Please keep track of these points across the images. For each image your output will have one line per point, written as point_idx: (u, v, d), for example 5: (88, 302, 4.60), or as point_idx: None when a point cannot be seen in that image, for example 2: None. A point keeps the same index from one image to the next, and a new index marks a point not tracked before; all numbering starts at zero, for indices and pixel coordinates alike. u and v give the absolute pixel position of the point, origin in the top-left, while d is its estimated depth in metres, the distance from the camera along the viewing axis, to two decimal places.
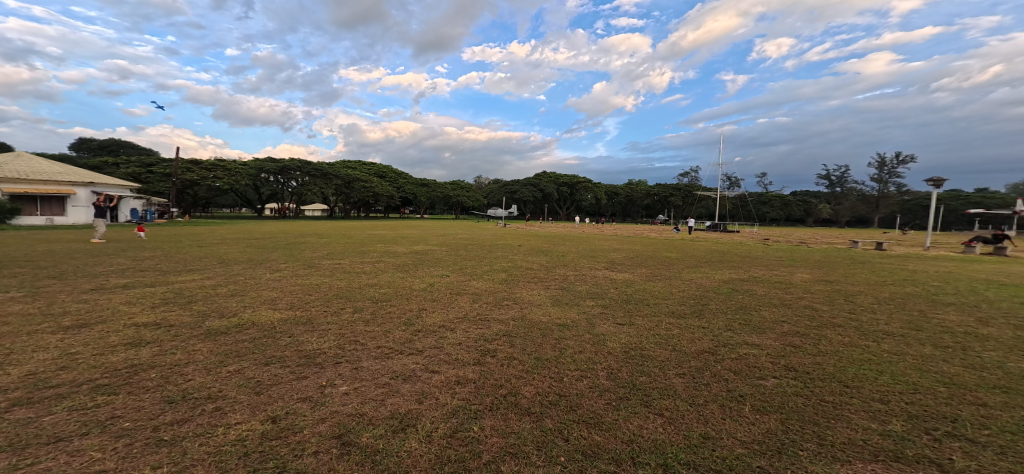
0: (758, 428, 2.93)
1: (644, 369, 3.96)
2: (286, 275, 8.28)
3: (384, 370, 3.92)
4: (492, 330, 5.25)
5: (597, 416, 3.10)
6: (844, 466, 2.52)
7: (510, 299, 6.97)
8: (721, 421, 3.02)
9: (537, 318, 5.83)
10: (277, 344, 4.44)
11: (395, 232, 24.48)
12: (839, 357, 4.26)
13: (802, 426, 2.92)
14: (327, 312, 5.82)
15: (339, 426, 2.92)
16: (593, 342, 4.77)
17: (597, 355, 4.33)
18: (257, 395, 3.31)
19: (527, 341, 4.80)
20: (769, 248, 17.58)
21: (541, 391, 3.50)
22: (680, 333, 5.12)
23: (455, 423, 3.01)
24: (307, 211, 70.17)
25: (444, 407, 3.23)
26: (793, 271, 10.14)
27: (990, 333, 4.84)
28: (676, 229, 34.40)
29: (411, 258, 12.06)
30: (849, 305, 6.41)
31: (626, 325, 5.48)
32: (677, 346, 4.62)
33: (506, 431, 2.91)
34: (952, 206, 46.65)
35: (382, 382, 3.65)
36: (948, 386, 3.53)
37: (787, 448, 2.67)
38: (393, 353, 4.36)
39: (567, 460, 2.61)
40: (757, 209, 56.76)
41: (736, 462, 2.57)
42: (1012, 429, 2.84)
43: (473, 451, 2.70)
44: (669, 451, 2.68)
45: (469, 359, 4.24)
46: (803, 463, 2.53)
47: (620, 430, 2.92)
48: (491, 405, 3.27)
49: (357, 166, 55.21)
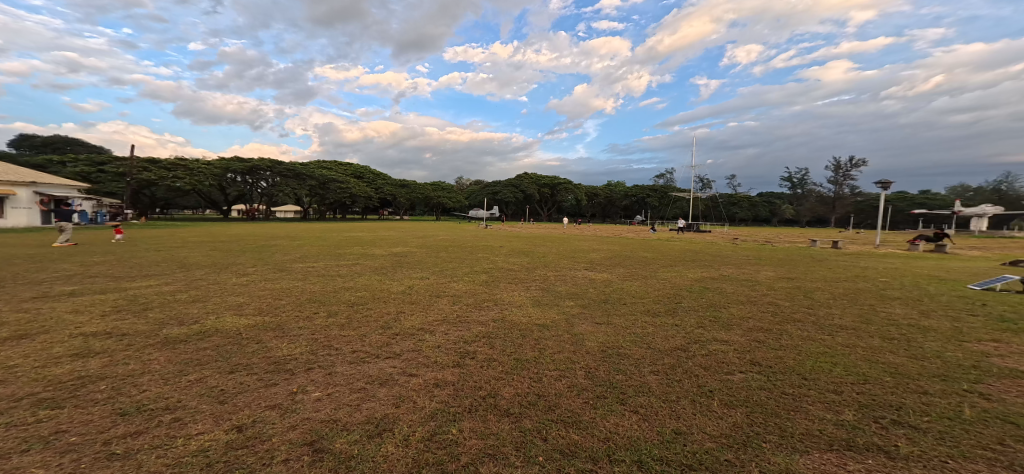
0: (725, 422, 3.05)
1: (620, 367, 4.05)
2: (254, 280, 7.96)
3: (359, 375, 3.84)
4: (472, 331, 5.25)
5: (575, 415, 3.14)
6: (803, 456, 2.64)
7: (490, 300, 7.01)
8: (692, 416, 3.12)
9: (517, 318, 5.87)
10: (244, 351, 4.28)
11: (373, 234, 24.03)
12: (798, 351, 4.48)
13: (765, 419, 3.07)
14: (298, 317, 5.65)
15: (311, 433, 2.85)
16: (572, 342, 4.84)
17: (575, 355, 4.39)
18: (221, 404, 3.18)
19: (506, 342, 4.83)
20: (739, 247, 18.26)
21: (520, 391, 3.52)
22: (654, 331, 5.27)
23: (433, 427, 2.98)
24: (278, 212, 68.52)
25: (423, 411, 3.20)
26: (758, 269, 10.62)
27: (930, 324, 5.21)
28: (650, 229, 35.53)
29: (391, 260, 11.88)
30: (808, 301, 6.75)
31: (604, 324, 5.58)
32: (652, 344, 4.75)
33: (485, 433, 2.91)
34: (899, 206, 50.02)
35: (358, 387, 3.58)
36: (895, 375, 3.77)
37: (752, 441, 2.79)
38: (370, 357, 4.28)
39: (546, 460, 2.63)
40: (727, 209, 59.00)
41: (705, 456, 2.66)
42: (950, 415, 3.07)
43: (451, 453, 2.69)
44: (643, 447, 2.75)
45: (448, 361, 4.22)
46: (766, 454, 2.65)
47: (597, 428, 2.98)
48: (470, 407, 3.27)
49: (331, 165, 53.90)
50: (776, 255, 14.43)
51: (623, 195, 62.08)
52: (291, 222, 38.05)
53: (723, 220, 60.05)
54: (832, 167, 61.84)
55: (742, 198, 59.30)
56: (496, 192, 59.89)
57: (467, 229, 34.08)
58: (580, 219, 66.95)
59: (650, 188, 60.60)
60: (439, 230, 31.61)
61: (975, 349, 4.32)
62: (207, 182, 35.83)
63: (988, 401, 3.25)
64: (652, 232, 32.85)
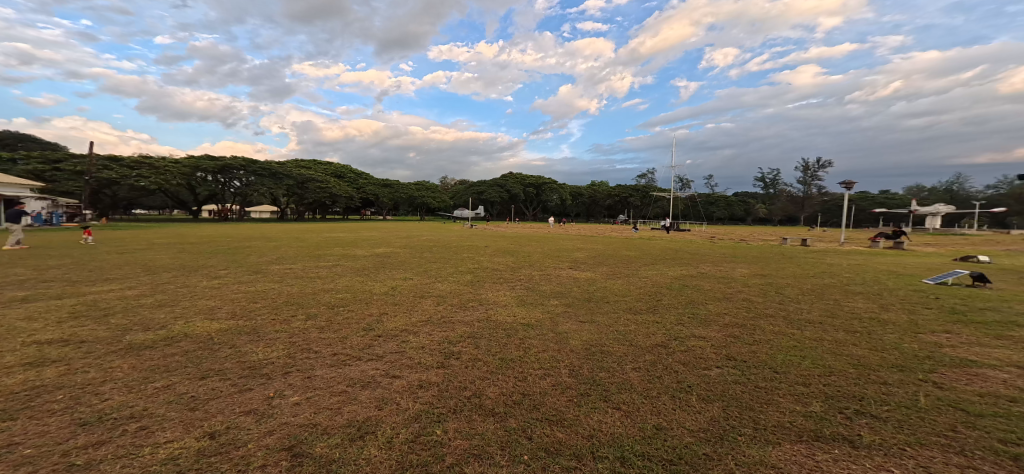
0: (703, 416, 3.13)
1: (603, 365, 4.11)
2: (227, 282, 7.70)
3: (339, 378, 3.78)
4: (457, 331, 5.22)
5: (559, 413, 3.18)
6: (775, 448, 2.74)
7: (475, 300, 7.00)
8: (672, 411, 3.20)
9: (502, 318, 5.88)
10: (216, 356, 4.15)
11: (354, 235, 23.53)
12: (771, 345, 4.64)
13: (740, 413, 3.18)
14: (276, 320, 5.49)
15: (289, 437, 2.79)
16: (557, 340, 4.89)
17: (560, 353, 4.44)
18: (192, 411, 3.08)
19: (491, 342, 4.84)
20: (716, 245, 18.76)
21: (505, 391, 3.53)
22: (636, 328, 5.37)
23: (417, 428, 2.96)
24: (253, 212, 66.46)
25: (407, 412, 3.17)
26: (735, 266, 10.93)
27: (889, 317, 5.50)
28: (631, 228, 36.00)
29: (373, 261, 11.70)
30: (780, 297, 7.00)
31: (588, 323, 5.64)
32: (634, 341, 4.84)
33: (470, 433, 2.91)
34: (863, 205, 52.56)
35: (339, 390, 3.52)
36: (857, 367, 3.96)
37: (728, 435, 2.88)
38: (351, 360, 4.21)
39: (531, 458, 2.65)
40: (705, 209, 60.53)
41: (684, 450, 2.72)
42: (908, 404, 3.25)
43: (436, 454, 2.67)
44: (626, 443, 2.80)
45: (432, 362, 4.19)
46: (741, 447, 2.74)
47: (581, 425, 3.02)
48: (454, 408, 3.26)
49: (309, 164, 52.63)
50: (750, 252, 14.87)
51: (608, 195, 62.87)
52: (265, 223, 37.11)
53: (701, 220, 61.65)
54: (802, 167, 64.33)
55: (718, 197, 60.97)
56: (481, 192, 59.73)
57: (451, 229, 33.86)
58: (564, 218, 67.42)
59: (631, 188, 61.65)
60: (421, 230, 31.43)
61: (929, 340, 4.58)
62: (175, 181, 34.41)
63: (940, 390, 3.45)
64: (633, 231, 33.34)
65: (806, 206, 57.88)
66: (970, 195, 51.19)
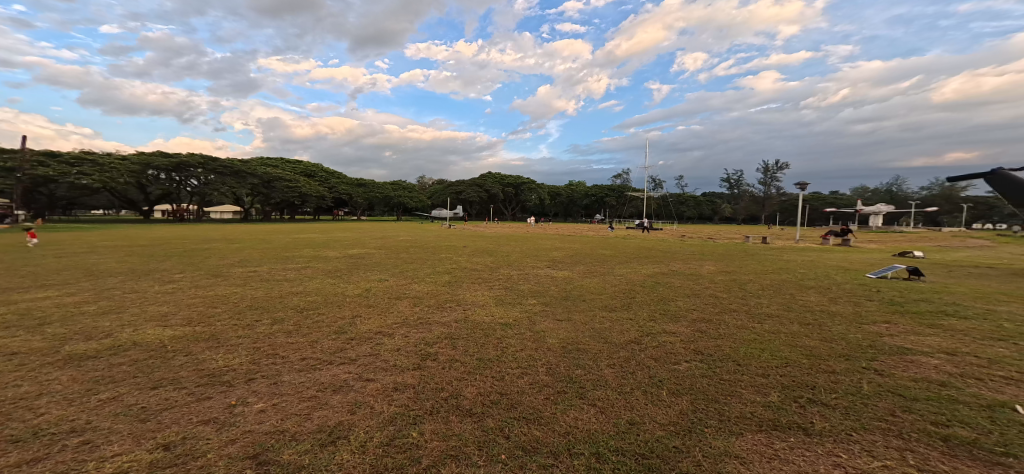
0: (673, 410, 3.24)
1: (579, 362, 4.18)
2: (182, 287, 7.30)
3: (309, 383, 3.67)
4: (433, 333, 5.17)
5: (536, 412, 3.20)
6: (738, 438, 2.86)
7: (452, 300, 6.94)
8: (644, 406, 3.28)
9: (480, 318, 5.86)
10: (170, 365, 3.94)
11: (324, 235, 22.72)
12: (734, 339, 4.85)
13: (707, 405, 3.30)
14: (237, 326, 5.26)
15: (254, 445, 2.70)
16: (534, 339, 4.93)
17: (537, 352, 4.48)
18: (143, 423, 2.91)
19: (468, 342, 4.82)
20: (686, 243, 19.35)
21: (483, 391, 3.53)
22: (610, 325, 5.48)
23: (391, 431, 2.91)
24: (213, 212, 63.32)
25: (381, 416, 3.11)
26: (702, 264, 11.32)
27: (838, 309, 5.86)
28: (607, 226, 36.66)
29: (346, 262, 11.42)
30: (743, 292, 7.32)
31: (565, 321, 5.72)
32: (609, 338, 4.94)
33: (446, 434, 2.89)
34: (818, 205, 55.79)
35: (308, 395, 3.42)
36: (810, 357, 4.19)
37: (696, 427, 2.98)
38: (322, 364, 4.09)
39: (508, 457, 2.65)
40: (676, 209, 62.40)
41: (655, 444, 2.79)
42: (854, 391, 3.47)
43: (412, 457, 2.65)
44: (601, 439, 2.85)
45: (408, 364, 4.13)
46: (708, 439, 2.84)
47: (557, 423, 3.05)
48: (431, 409, 3.23)
49: (277, 162, 50.69)
50: (717, 250, 15.43)
51: (586, 195, 63.97)
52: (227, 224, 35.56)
53: (672, 219, 63.50)
54: (764, 169, 67.59)
55: (688, 197, 62.97)
56: (460, 192, 59.40)
57: (429, 228, 33.53)
58: (541, 218, 67.92)
59: (607, 188, 62.76)
60: (397, 230, 31.11)
61: (872, 330, 4.91)
62: (123, 180, 32.22)
63: (881, 377, 3.70)
64: (610, 230, 33.88)
65: (767, 205, 60.86)
66: (911, 195, 55.33)
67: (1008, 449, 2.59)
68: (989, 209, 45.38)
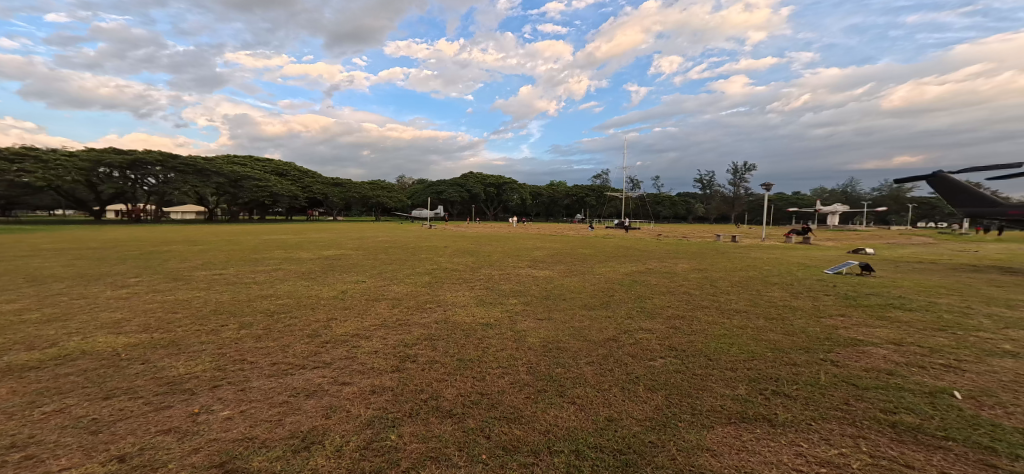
0: (649, 405, 3.29)
1: (559, 361, 4.20)
2: (138, 292, 6.91)
3: (280, 388, 3.55)
4: (413, 334, 5.09)
5: (516, 411, 3.20)
6: (709, 431, 2.93)
7: (433, 301, 6.86)
8: (621, 402, 3.33)
9: (461, 319, 5.82)
10: (124, 374, 3.74)
11: (297, 236, 22.00)
12: (706, 334, 4.98)
13: (681, 400, 3.37)
14: (200, 331, 5.04)
15: (220, 453, 2.60)
16: (515, 338, 4.93)
17: (518, 351, 4.48)
18: (95, 435, 2.75)
19: (449, 342, 4.78)
20: (662, 242, 19.79)
21: (464, 391, 3.51)
22: (590, 323, 5.55)
23: (369, 434, 2.85)
24: (176, 212, 60.40)
25: (358, 419, 3.05)
26: (677, 262, 11.61)
27: (801, 304, 6.13)
28: (587, 226, 37.08)
29: (321, 264, 11.11)
30: (715, 289, 7.54)
31: (545, 320, 5.75)
32: (588, 336, 5.00)
33: (426, 436, 2.86)
34: (785, 205, 58.24)
35: (279, 401, 3.31)
36: (774, 351, 4.36)
37: (671, 422, 3.04)
38: (294, 369, 3.97)
39: (489, 457, 2.64)
40: (653, 208, 63.79)
41: (633, 440, 2.83)
42: (813, 382, 3.62)
43: (390, 460, 2.60)
44: (580, 436, 2.87)
45: (386, 366, 4.06)
46: (682, 433, 2.90)
47: (538, 421, 3.07)
48: (410, 411, 3.18)
49: (247, 160, 48.93)
50: (691, 248, 15.83)
51: (566, 195, 64.57)
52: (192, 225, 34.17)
53: (649, 219, 64.85)
54: (734, 170, 70.03)
55: (665, 197, 64.49)
56: (442, 192, 58.99)
57: (410, 229, 33.15)
58: (522, 218, 68.09)
59: (588, 188, 63.41)
60: (375, 230, 31.44)
61: (829, 323, 5.16)
62: (70, 177, 30.42)
63: (837, 368, 3.88)
64: (590, 230, 34.25)
65: (737, 205, 63.09)
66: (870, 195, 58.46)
67: (949, 434, 2.76)
68: (931, 209, 48.80)
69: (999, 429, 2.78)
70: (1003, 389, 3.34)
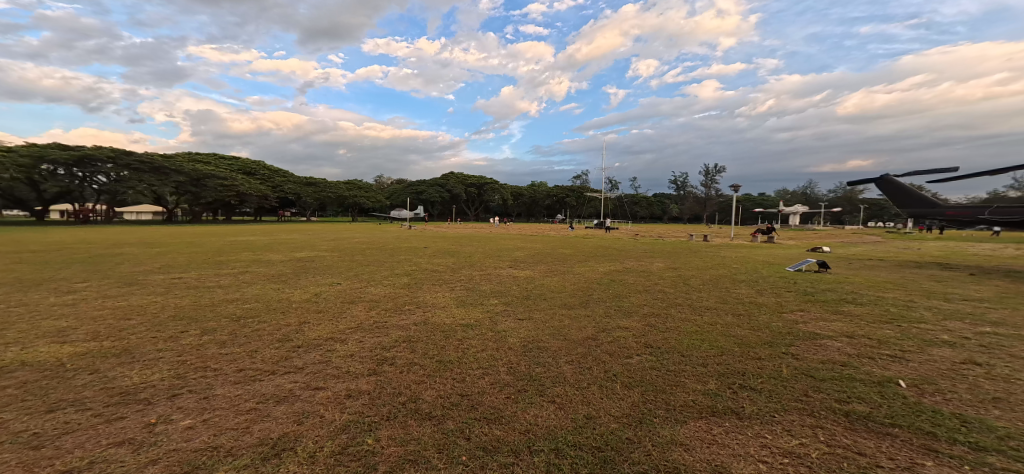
0: (626, 402, 3.33)
1: (540, 361, 4.19)
2: (86, 298, 6.51)
3: (248, 395, 3.40)
4: (391, 336, 5.00)
5: (497, 411, 3.17)
6: (682, 426, 2.99)
7: (412, 303, 6.75)
8: (599, 400, 3.36)
9: (440, 320, 5.74)
10: (70, 385, 3.51)
11: (269, 237, 21.28)
12: (679, 331, 5.09)
13: (656, 396, 3.42)
14: (158, 338, 4.78)
15: (181, 465, 2.48)
16: (496, 339, 4.90)
17: (498, 352, 4.45)
18: (36, 450, 2.58)
19: (428, 344, 4.71)
20: (640, 241, 20.25)
21: (443, 393, 3.46)
22: (570, 323, 5.58)
23: (344, 439, 2.77)
24: (134, 212, 57.36)
25: (332, 424, 2.95)
26: (652, 261, 11.83)
27: (766, 300, 6.34)
28: (569, 226, 37.38)
29: (293, 266, 10.77)
30: (688, 287, 7.73)
31: (526, 320, 5.75)
32: (567, 335, 5.03)
33: (405, 439, 2.80)
34: (755, 205, 60.42)
35: (246, 408, 3.17)
36: (742, 346, 4.49)
37: (646, 418, 3.08)
38: (262, 374, 3.82)
39: (469, 458, 2.60)
40: (630, 209, 65.07)
41: (610, 437, 2.85)
42: (776, 374, 3.75)
43: (367, 464, 2.53)
44: (560, 435, 2.87)
45: (363, 370, 3.96)
46: (657, 428, 2.94)
47: (518, 421, 3.05)
48: (388, 415, 3.10)
49: (213, 159, 47.04)
50: (666, 248, 16.18)
51: (547, 195, 64.98)
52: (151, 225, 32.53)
53: (627, 219, 66.20)
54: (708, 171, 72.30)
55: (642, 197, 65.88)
56: (422, 192, 58.34)
57: (390, 229, 32.85)
58: (503, 218, 68.02)
59: (568, 188, 63.96)
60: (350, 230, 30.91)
61: (791, 318, 5.37)
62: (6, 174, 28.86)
63: (797, 361, 4.03)
64: (571, 229, 34.73)
65: (709, 205, 64.98)
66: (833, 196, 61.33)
67: (896, 421, 2.91)
68: (879, 210, 51.91)
69: (939, 415, 2.95)
70: (942, 377, 3.55)
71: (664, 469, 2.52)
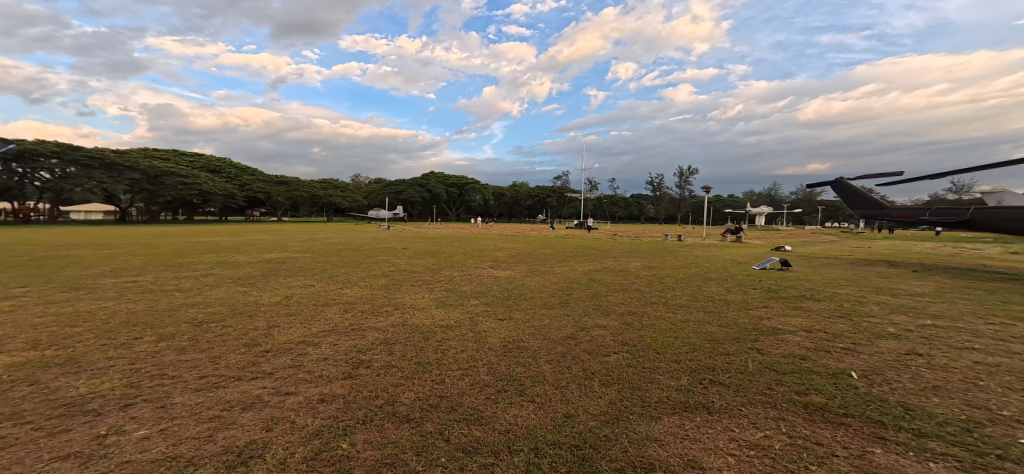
0: (603, 400, 3.33)
1: (520, 361, 4.15)
2: (25, 305, 6.06)
3: (210, 402, 3.23)
4: (367, 339, 4.86)
5: (476, 412, 3.11)
6: (657, 421, 3.01)
7: (390, 304, 6.59)
8: (578, 398, 3.36)
9: (419, 321, 5.63)
10: (5, 398, 3.24)
11: (238, 239, 20.45)
12: (655, 329, 5.15)
13: (633, 393, 3.44)
14: (108, 346, 4.49)
15: None
16: (475, 339, 4.84)
17: (478, 352, 4.39)
18: None
19: (406, 346, 4.61)
20: (620, 241, 20.55)
21: (421, 395, 3.38)
22: (549, 322, 5.56)
23: (317, 445, 2.66)
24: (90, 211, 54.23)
25: (303, 430, 2.83)
26: (629, 260, 11.98)
27: (735, 297, 6.51)
28: (550, 226, 37.54)
29: (263, 268, 10.35)
30: (663, 285, 7.85)
31: (506, 320, 5.70)
32: (546, 334, 5.01)
33: (382, 442, 2.71)
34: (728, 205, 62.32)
35: (209, 416, 3.00)
36: (711, 342, 4.58)
37: (624, 415, 3.09)
38: (226, 381, 3.64)
39: (448, 460, 2.54)
40: (609, 209, 66.13)
41: (589, 434, 2.84)
42: (745, 369, 3.83)
43: (342, 469, 2.43)
44: (539, 434, 2.84)
45: (337, 374, 3.82)
46: (633, 425, 2.95)
47: (498, 421, 3.00)
48: (364, 418, 3.00)
49: (177, 157, 44.97)
50: (643, 247, 16.43)
51: (528, 195, 65.10)
52: (108, 225, 30.76)
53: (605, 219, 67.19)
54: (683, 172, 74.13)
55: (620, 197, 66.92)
56: (401, 192, 57.45)
57: (370, 230, 32.45)
58: (484, 219, 67.72)
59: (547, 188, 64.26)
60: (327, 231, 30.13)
61: (757, 314, 5.53)
62: None
63: (761, 355, 4.14)
64: (551, 229, 35.04)
65: (684, 206, 66.61)
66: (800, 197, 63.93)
67: (849, 411, 3.02)
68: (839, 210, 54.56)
69: (887, 403, 3.08)
70: (888, 367, 3.72)
71: (640, 466, 2.52)
